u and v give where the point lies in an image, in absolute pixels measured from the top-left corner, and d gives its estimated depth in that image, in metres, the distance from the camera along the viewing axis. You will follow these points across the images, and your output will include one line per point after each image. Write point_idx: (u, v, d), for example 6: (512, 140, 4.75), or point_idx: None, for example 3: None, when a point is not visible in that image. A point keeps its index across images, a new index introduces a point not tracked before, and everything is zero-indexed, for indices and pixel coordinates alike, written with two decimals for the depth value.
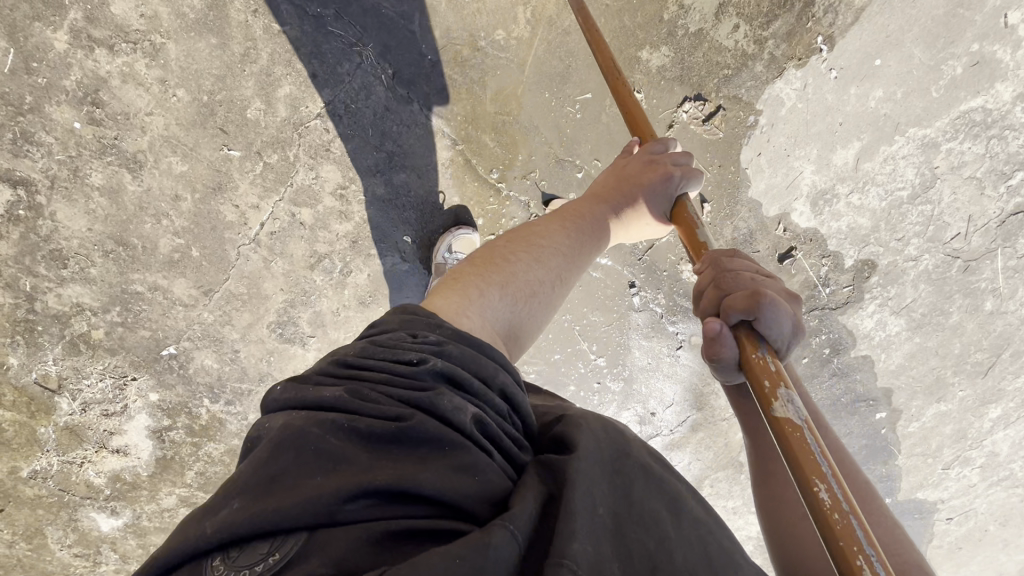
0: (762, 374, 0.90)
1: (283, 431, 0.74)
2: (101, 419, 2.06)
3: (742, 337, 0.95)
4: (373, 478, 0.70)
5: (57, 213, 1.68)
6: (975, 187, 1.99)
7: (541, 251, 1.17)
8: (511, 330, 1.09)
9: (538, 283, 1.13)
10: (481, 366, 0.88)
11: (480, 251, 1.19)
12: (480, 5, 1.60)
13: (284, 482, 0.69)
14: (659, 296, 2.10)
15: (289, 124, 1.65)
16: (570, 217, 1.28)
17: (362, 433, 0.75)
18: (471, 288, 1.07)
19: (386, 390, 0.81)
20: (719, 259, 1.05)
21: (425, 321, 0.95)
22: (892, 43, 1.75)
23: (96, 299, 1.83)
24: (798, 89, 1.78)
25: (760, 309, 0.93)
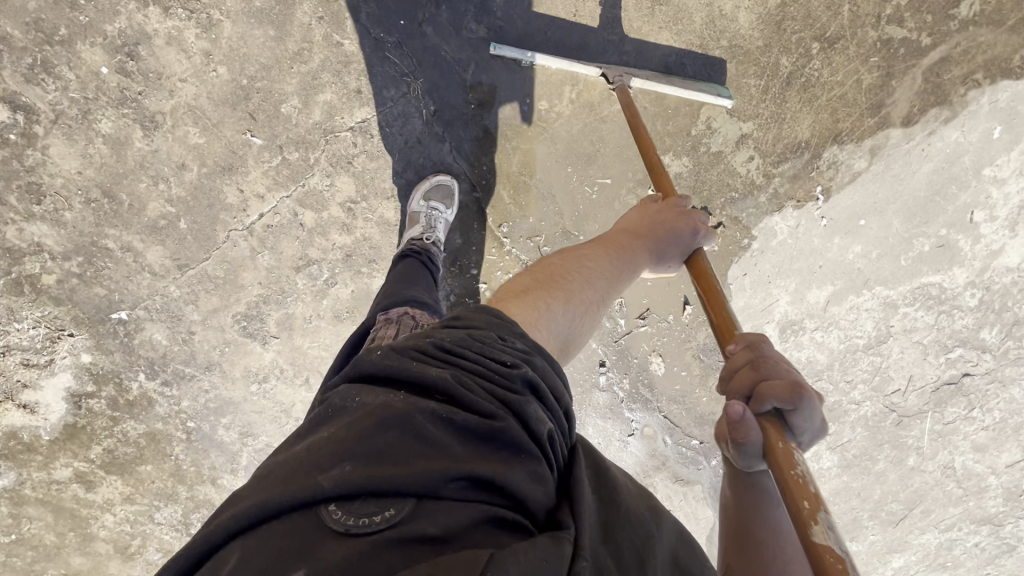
0: (791, 467, 0.81)
1: (388, 408, 0.74)
2: (20, 367, 1.90)
3: (768, 426, 0.87)
4: (475, 467, 0.71)
5: (50, 148, 1.61)
6: (919, 351, 2.19)
7: (593, 271, 1.19)
8: (563, 347, 1.08)
9: (595, 306, 1.13)
10: (556, 383, 0.88)
11: (546, 263, 1.19)
12: (533, 75, 1.67)
13: (392, 458, 0.69)
14: (624, 380, 2.14)
15: (319, 129, 1.65)
16: (630, 257, 1.29)
17: (457, 426, 0.74)
18: (540, 302, 1.06)
19: (480, 383, 0.79)
20: (758, 344, 0.98)
21: (511, 325, 0.92)
22: (876, 209, 1.93)
23: (59, 244, 1.73)
24: (791, 226, 1.93)
25: (799, 404, 0.86)
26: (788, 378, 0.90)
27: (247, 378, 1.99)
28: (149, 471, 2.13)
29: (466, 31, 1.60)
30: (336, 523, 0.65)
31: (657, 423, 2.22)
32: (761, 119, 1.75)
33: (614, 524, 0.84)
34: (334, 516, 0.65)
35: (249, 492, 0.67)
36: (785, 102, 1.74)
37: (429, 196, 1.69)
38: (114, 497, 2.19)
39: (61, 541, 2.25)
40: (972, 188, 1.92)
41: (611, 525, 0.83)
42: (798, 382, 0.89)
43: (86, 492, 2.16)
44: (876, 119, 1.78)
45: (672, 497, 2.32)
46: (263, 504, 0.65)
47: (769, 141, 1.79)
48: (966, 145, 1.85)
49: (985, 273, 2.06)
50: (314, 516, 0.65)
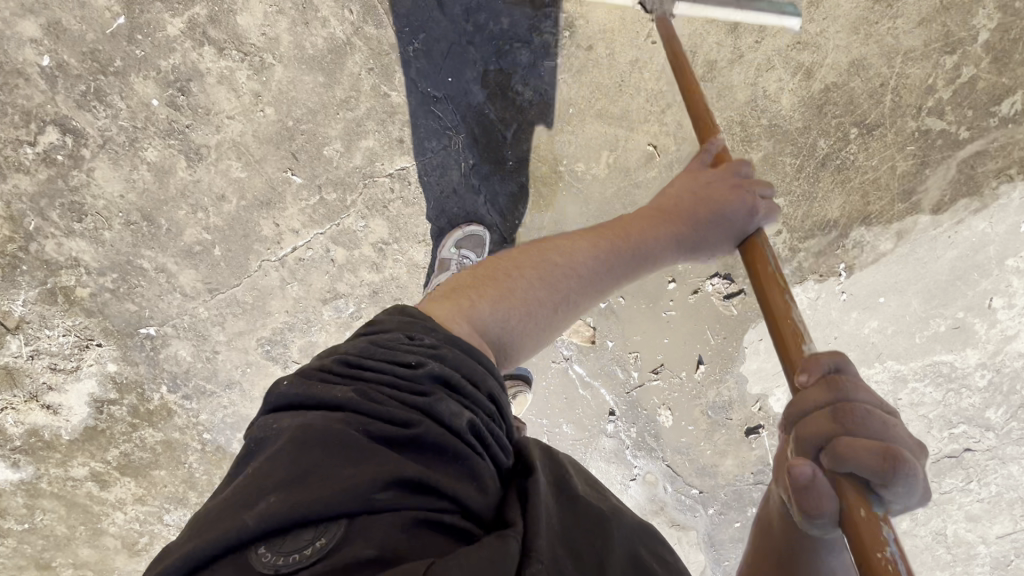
0: (876, 553, 0.62)
1: (301, 430, 0.74)
2: (46, 371, 1.95)
3: (848, 494, 0.66)
4: (399, 473, 0.71)
5: (95, 170, 1.64)
6: (923, 424, 2.23)
7: (550, 261, 1.06)
8: (498, 346, 0.99)
9: (536, 301, 1.02)
10: (477, 369, 0.87)
11: (498, 255, 1.11)
12: (570, 138, 1.68)
13: (312, 478, 0.69)
14: (632, 428, 2.18)
15: (359, 172, 1.68)
16: (613, 239, 1.12)
17: (373, 434, 0.74)
18: (465, 300, 1.00)
19: (389, 394, 0.79)
20: (838, 379, 0.71)
21: (422, 321, 0.91)
22: (896, 289, 1.95)
23: (96, 260, 1.77)
24: (810, 298, 1.95)
25: (895, 475, 0.63)
26: (883, 438, 0.65)
27: None
28: (162, 475, 2.19)
29: (511, 91, 1.61)
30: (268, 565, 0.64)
31: (659, 470, 2.26)
32: (792, 196, 1.77)
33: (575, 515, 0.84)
34: (263, 559, 0.64)
35: (177, 548, 0.66)
36: (818, 182, 1.76)
37: (460, 245, 1.73)
38: (126, 497, 2.26)
39: (72, 533, 2.32)
40: (994, 276, 1.93)
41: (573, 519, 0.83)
42: (893, 442, 0.65)
43: (99, 491, 2.22)
44: (906, 204, 1.80)
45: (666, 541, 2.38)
46: (189, 556, 0.64)
47: (798, 217, 1.81)
48: (992, 235, 1.85)
49: (997, 356, 2.08)
50: (246, 562, 0.64)
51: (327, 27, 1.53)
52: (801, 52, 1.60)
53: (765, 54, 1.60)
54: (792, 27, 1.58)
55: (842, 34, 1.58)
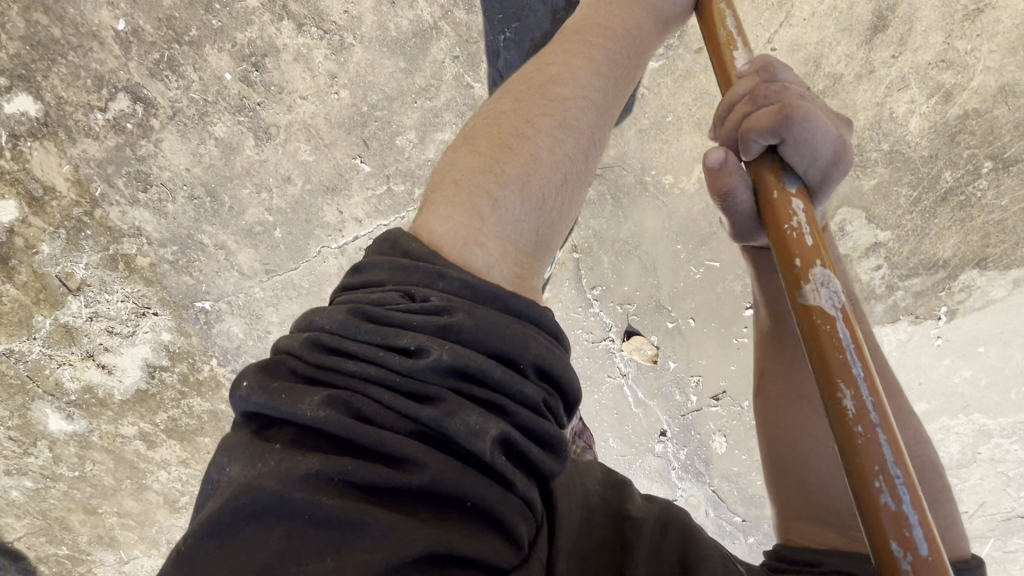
0: (817, 318, 0.71)
1: (260, 498, 0.67)
2: (103, 333, 1.97)
3: (761, 172, 0.83)
4: (403, 549, 0.67)
5: (163, 142, 1.59)
6: (1000, 481, 2.07)
7: (568, 112, 0.94)
8: (540, 240, 0.91)
9: (565, 163, 0.92)
10: (498, 347, 0.76)
11: (481, 133, 0.94)
12: (664, 148, 1.55)
13: (286, 564, 0.65)
14: (681, 451, 2.05)
15: (430, 166, 1.57)
16: (604, 55, 1.00)
17: (360, 486, 0.69)
18: (478, 195, 0.87)
19: (388, 407, 0.72)
20: (763, 71, 0.87)
21: (422, 269, 0.80)
22: (1000, 339, 1.76)
23: (158, 231, 1.74)
24: (900, 339, 1.78)
25: (789, 124, 0.79)
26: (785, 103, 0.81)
27: None
28: (206, 442, 2.22)
29: None
30: None
31: (703, 495, 2.11)
32: (901, 231, 1.59)
33: (590, 540, 0.91)
34: None
35: None
36: (933, 218, 1.57)
37: None
38: (170, 458, 2.30)
39: (118, 484, 2.40)
40: None
41: (588, 543, 0.91)
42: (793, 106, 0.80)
43: (146, 449, 2.27)
44: None
45: None
46: None
47: (903, 253, 1.63)
48: None
49: None
50: None
51: (414, 9, 1.42)
52: (944, 71, 1.40)
53: (899, 71, 1.42)
54: (937, 43, 1.38)
55: (997, 55, 1.37)
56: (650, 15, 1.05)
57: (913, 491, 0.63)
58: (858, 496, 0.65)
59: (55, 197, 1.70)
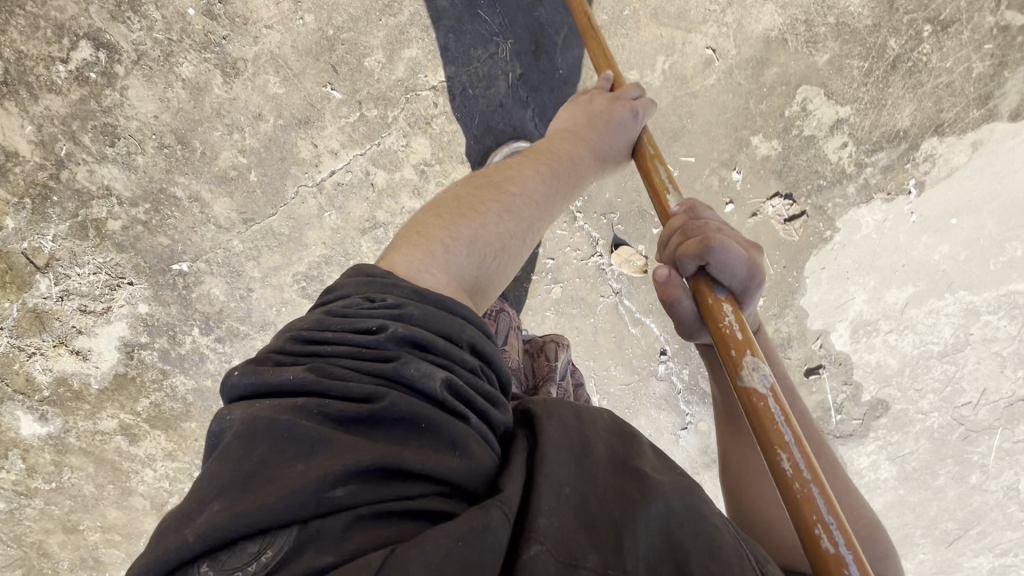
0: (755, 398, 0.88)
1: (251, 423, 0.71)
2: (76, 314, 1.89)
3: (699, 283, 1.00)
4: (359, 459, 0.70)
5: (129, 89, 1.58)
6: (997, 363, 2.11)
7: (514, 203, 1.12)
8: (477, 284, 1.05)
9: (508, 236, 1.09)
10: (443, 325, 0.85)
11: (449, 199, 1.13)
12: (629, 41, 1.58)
13: (261, 475, 0.68)
14: (683, 370, 2.07)
15: (401, 86, 1.60)
16: (546, 163, 1.21)
17: (332, 417, 0.74)
18: (435, 243, 1.02)
19: (348, 369, 0.78)
20: (693, 207, 1.07)
21: (382, 283, 0.90)
22: (969, 208, 1.82)
23: (128, 189, 1.70)
24: (877, 220, 1.83)
25: (711, 252, 0.96)
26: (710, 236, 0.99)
27: None
28: (193, 428, 2.11)
29: None
30: None
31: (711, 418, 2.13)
32: (860, 104, 1.66)
33: (594, 494, 0.78)
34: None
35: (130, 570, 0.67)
36: (887, 88, 1.65)
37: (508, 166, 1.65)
38: (156, 454, 2.18)
39: (100, 493, 2.24)
40: None
41: (592, 493, 0.78)
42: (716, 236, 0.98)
43: (128, 446, 2.14)
44: (981, 111, 1.68)
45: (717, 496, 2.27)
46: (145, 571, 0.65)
47: (865, 128, 1.70)
48: None
49: None
50: None
51: None
52: None
53: None
54: None
55: None
56: (589, 152, 1.25)
57: (845, 535, 0.77)
58: (802, 534, 0.79)
59: (18, 162, 1.66)
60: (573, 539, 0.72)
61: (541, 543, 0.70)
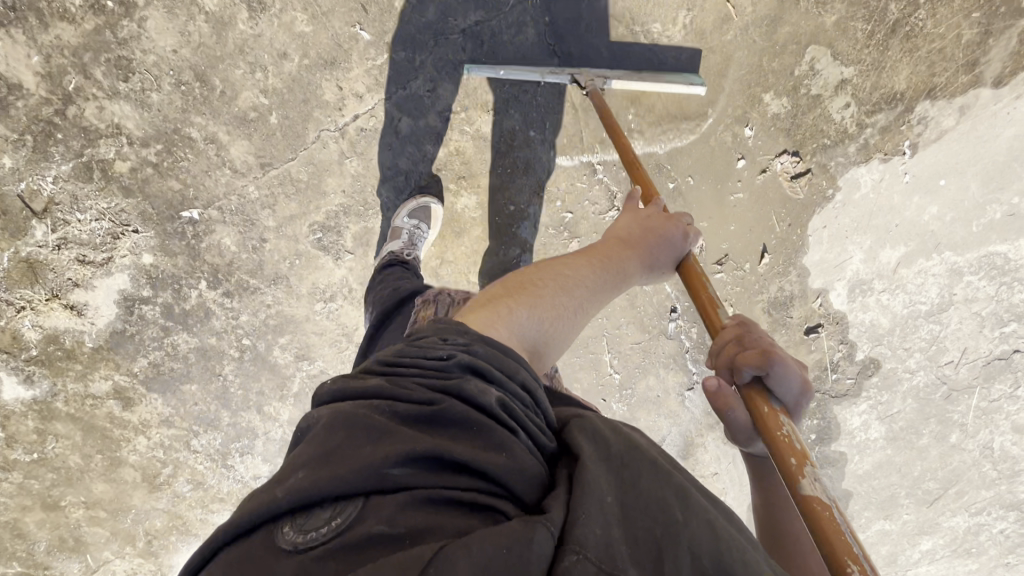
0: (818, 507, 0.78)
1: (335, 411, 0.72)
2: (73, 264, 1.79)
3: (753, 394, 0.94)
4: (419, 444, 0.68)
5: (148, 21, 1.55)
6: (977, 322, 2.21)
7: (568, 282, 1.09)
8: (536, 351, 0.99)
9: (563, 305, 1.04)
10: (506, 363, 0.81)
11: (513, 274, 1.12)
12: None
13: (336, 451, 0.67)
14: (692, 329, 2.12)
15: (430, 29, 1.62)
16: (598, 255, 1.20)
17: (399, 415, 0.72)
18: (500, 307, 0.99)
19: (415, 379, 0.76)
20: (744, 324, 1.07)
21: (455, 326, 0.86)
22: (956, 170, 1.95)
23: (140, 128, 1.64)
24: (875, 180, 1.94)
25: (769, 362, 0.93)
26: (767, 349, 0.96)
27: (314, 295, 1.90)
28: (193, 392, 2.02)
29: None
30: (287, 542, 0.63)
31: None
32: (862, 65, 1.78)
33: (635, 502, 0.69)
34: (285, 535, 0.64)
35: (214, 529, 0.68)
36: (886, 51, 1.77)
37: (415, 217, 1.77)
38: (150, 421, 2.07)
39: (86, 465, 2.11)
40: None
41: (634, 504, 0.68)
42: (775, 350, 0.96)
43: (121, 411, 2.04)
44: (968, 77, 1.82)
45: (723, 460, 2.31)
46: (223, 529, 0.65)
47: (867, 88, 1.81)
48: None
49: None
50: (269, 539, 0.64)
51: None
52: None
53: None
54: None
55: None
56: (642, 256, 1.23)
57: None
58: None
59: (21, 96, 1.58)
60: (614, 548, 0.64)
61: (577, 552, 0.62)
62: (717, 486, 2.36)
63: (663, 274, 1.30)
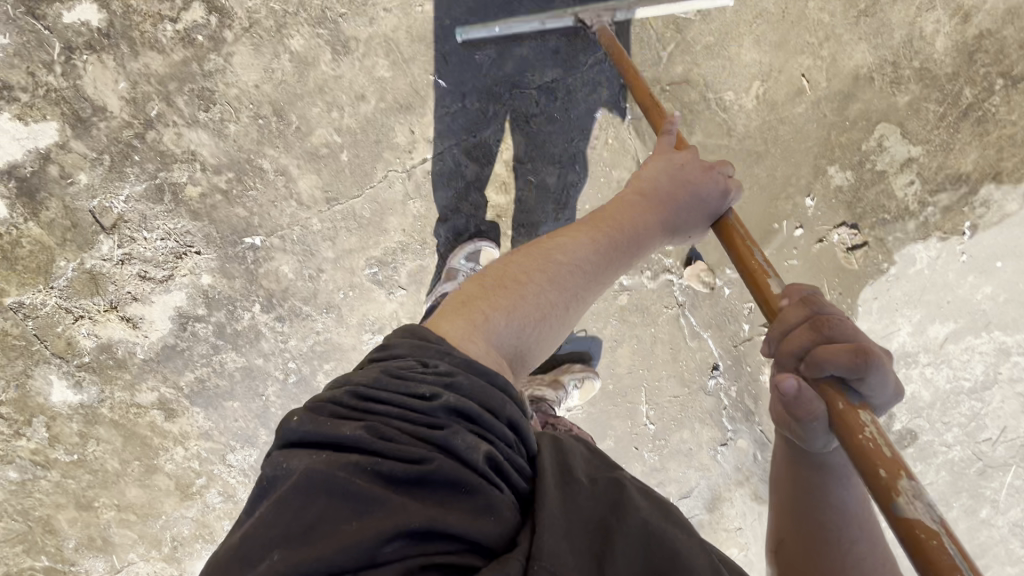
0: (920, 531, 0.68)
1: (310, 477, 0.74)
2: (134, 279, 1.83)
3: (831, 392, 0.80)
4: (407, 519, 0.72)
5: (235, 56, 1.59)
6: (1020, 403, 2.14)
7: (559, 272, 1.06)
8: (518, 354, 1.00)
9: (549, 304, 1.03)
10: (492, 398, 0.84)
11: (497, 263, 1.09)
12: (738, 54, 1.68)
13: (320, 530, 0.71)
14: (732, 387, 2.11)
15: (506, 82, 1.65)
16: (604, 227, 1.14)
17: (384, 476, 0.75)
18: (475, 312, 0.98)
19: (399, 428, 0.79)
20: (814, 299, 0.89)
21: (436, 346, 0.88)
22: (1015, 254, 1.92)
23: (214, 156, 1.68)
24: (931, 257, 1.93)
25: (863, 362, 0.77)
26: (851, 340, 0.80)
27: (363, 326, 1.92)
28: (234, 409, 2.05)
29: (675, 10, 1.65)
30: None
31: (751, 438, 2.16)
32: (930, 145, 1.76)
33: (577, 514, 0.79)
34: None
35: None
36: (957, 133, 1.76)
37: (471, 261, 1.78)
38: (190, 432, 2.10)
39: (122, 470, 2.15)
40: None
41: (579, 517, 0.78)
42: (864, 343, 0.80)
43: (163, 422, 2.07)
44: None
45: (746, 515, 2.27)
46: None
47: (933, 167, 1.79)
48: None
49: None
50: None
51: None
52: None
53: None
54: None
55: None
56: (659, 219, 1.17)
57: None
58: None
59: (104, 118, 1.62)
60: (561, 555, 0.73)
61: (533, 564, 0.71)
62: (738, 540, 2.31)
63: (693, 232, 1.22)
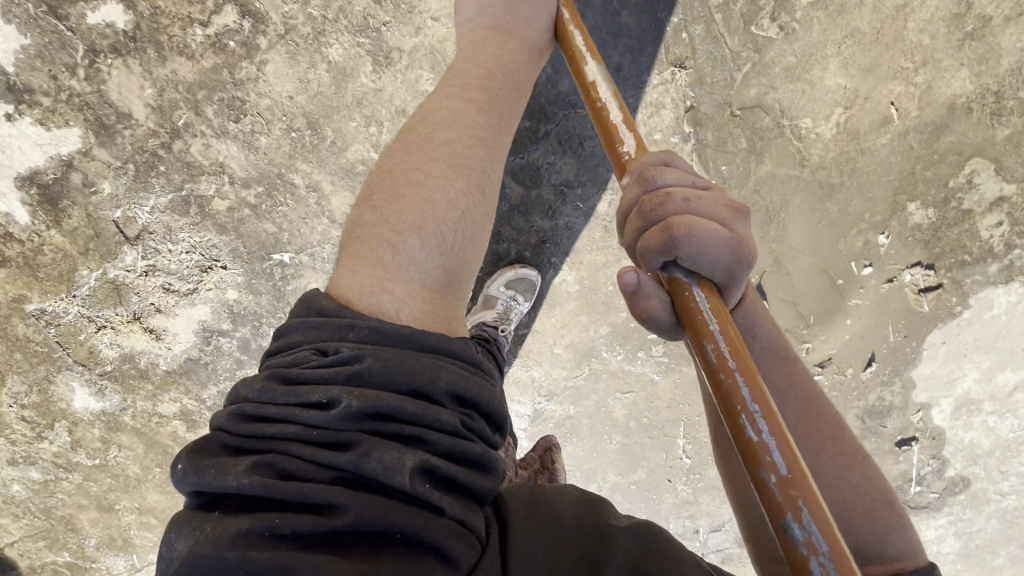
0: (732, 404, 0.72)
1: (196, 558, 0.67)
2: (158, 292, 1.75)
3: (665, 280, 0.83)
4: None
5: (269, 64, 1.49)
6: None
7: (457, 159, 0.98)
8: (450, 273, 0.95)
9: (461, 200, 0.96)
10: (408, 376, 0.78)
11: (382, 176, 1.00)
12: (818, 78, 1.54)
13: None
14: None
15: None
16: (473, 90, 1.07)
17: (294, 536, 0.68)
18: (381, 245, 0.91)
19: (302, 458, 0.72)
20: (646, 172, 0.86)
21: (333, 322, 0.82)
22: None
23: (244, 169, 1.58)
24: (1011, 301, 1.74)
25: (675, 241, 0.79)
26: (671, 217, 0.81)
27: None
28: None
29: (754, 26, 1.50)
30: None
31: None
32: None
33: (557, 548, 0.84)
34: None
35: None
36: None
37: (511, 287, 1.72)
38: None
39: (144, 477, 2.09)
40: None
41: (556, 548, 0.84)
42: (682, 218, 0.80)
43: (185, 432, 2.01)
44: None
45: None
46: None
47: None
48: None
49: None
50: None
51: None
52: None
53: None
54: None
55: None
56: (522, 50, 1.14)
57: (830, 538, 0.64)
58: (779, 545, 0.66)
59: (128, 125, 1.53)
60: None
61: None
62: None
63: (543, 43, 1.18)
